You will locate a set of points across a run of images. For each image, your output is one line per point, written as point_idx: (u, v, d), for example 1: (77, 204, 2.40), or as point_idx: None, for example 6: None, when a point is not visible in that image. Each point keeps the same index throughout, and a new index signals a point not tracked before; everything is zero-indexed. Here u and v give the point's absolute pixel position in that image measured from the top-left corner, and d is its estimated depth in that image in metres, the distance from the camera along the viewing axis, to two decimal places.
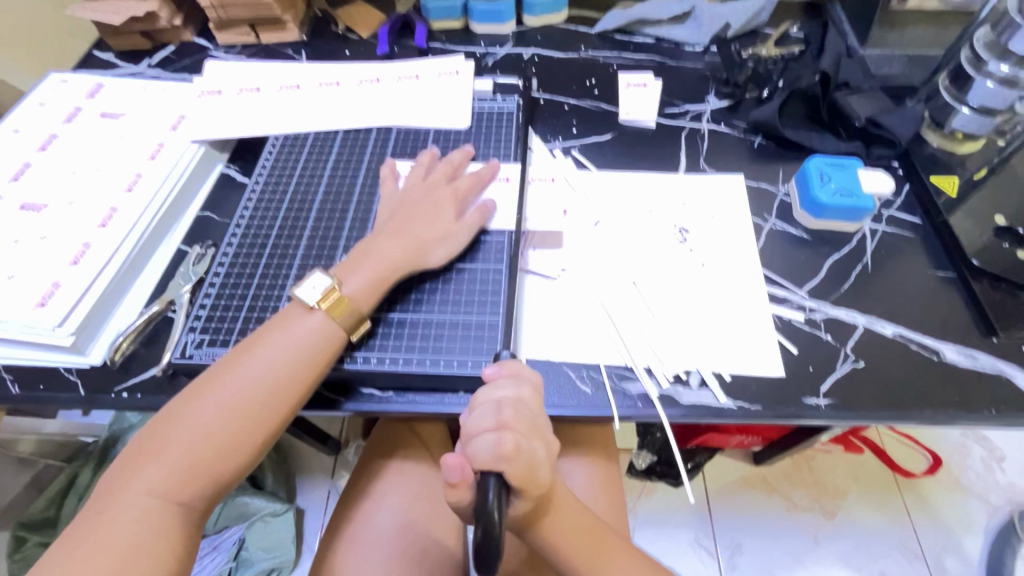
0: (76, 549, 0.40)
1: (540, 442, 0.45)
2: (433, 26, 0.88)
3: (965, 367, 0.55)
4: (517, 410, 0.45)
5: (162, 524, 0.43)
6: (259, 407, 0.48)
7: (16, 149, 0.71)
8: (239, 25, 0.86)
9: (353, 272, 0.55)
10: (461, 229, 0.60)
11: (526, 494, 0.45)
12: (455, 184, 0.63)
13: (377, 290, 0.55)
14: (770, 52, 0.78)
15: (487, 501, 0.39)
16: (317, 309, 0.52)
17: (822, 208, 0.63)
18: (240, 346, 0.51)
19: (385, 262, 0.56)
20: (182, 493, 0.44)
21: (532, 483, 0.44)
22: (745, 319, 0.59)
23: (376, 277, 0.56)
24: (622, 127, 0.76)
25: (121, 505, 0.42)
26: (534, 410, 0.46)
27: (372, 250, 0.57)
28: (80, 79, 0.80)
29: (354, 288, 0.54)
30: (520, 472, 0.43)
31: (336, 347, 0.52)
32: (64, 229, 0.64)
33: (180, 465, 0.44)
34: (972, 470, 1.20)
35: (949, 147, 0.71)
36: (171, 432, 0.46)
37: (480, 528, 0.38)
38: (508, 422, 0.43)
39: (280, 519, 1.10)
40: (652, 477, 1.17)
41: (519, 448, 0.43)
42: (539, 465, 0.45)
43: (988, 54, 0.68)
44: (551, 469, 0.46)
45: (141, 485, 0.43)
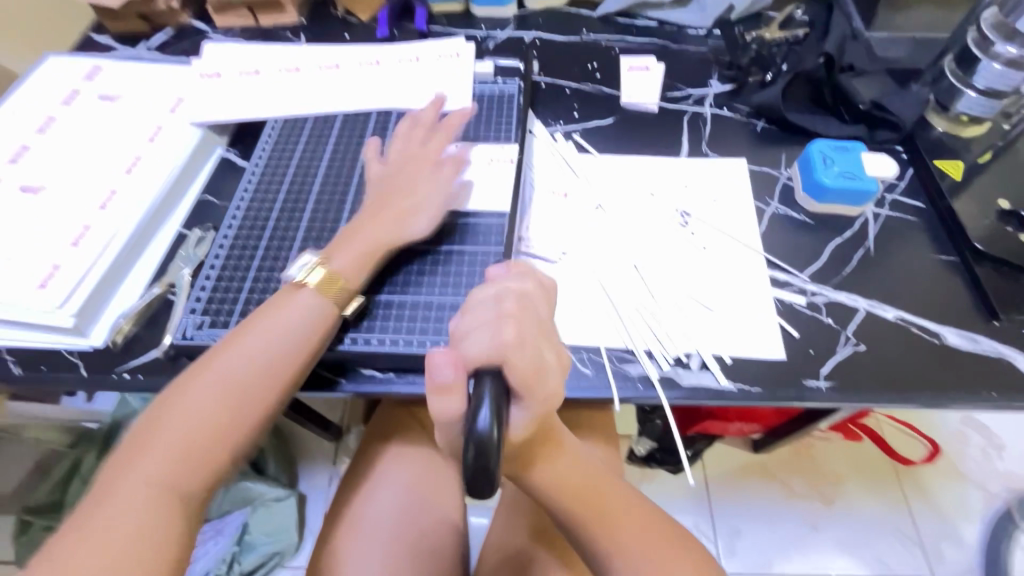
0: (79, 534, 0.41)
1: (546, 340, 0.42)
2: (433, 9, 0.87)
3: (966, 351, 0.55)
4: (518, 301, 0.42)
5: (164, 506, 0.43)
6: (255, 388, 0.48)
7: (14, 131, 0.71)
8: (237, 8, 0.85)
9: (340, 248, 0.56)
10: (448, 206, 0.60)
11: (528, 400, 0.40)
12: (441, 163, 0.63)
13: (364, 264, 0.55)
14: (773, 35, 0.78)
15: (479, 417, 0.35)
16: (305, 285, 0.53)
17: (824, 191, 0.63)
18: (230, 333, 0.51)
19: (371, 238, 0.56)
20: (183, 476, 0.44)
21: (538, 384, 0.40)
22: (745, 302, 0.59)
23: (364, 253, 0.56)
24: (624, 110, 0.75)
25: (122, 488, 0.43)
26: (540, 311, 0.43)
27: (359, 228, 0.57)
28: (77, 62, 0.79)
29: (342, 263, 0.55)
30: (523, 366, 0.39)
31: (327, 328, 0.52)
32: (63, 211, 0.64)
33: (181, 448, 0.45)
34: (970, 457, 1.20)
35: (954, 130, 0.70)
36: (167, 420, 0.46)
37: (472, 445, 0.34)
38: (509, 312, 0.41)
39: (283, 504, 1.11)
40: (652, 463, 1.18)
41: (519, 338, 0.40)
42: (545, 364, 0.41)
43: (996, 35, 0.66)
44: (559, 372, 0.42)
45: (142, 470, 0.43)
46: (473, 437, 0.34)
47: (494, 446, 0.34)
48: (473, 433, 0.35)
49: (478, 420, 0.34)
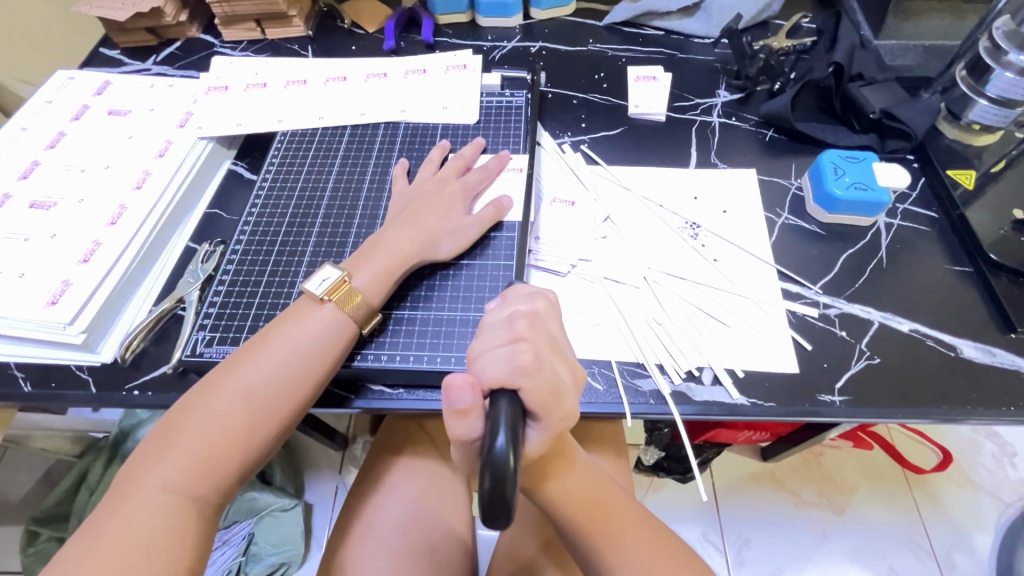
0: (92, 544, 0.40)
1: (559, 362, 0.41)
2: (439, 20, 0.87)
3: (981, 363, 0.55)
4: (531, 322, 0.41)
5: (178, 521, 0.43)
6: (272, 400, 0.48)
7: (25, 146, 0.71)
8: (245, 21, 0.85)
9: (362, 264, 0.55)
10: (470, 221, 0.60)
11: (543, 419, 0.39)
12: (465, 179, 0.63)
13: (385, 281, 0.55)
14: (781, 44, 0.78)
15: (497, 444, 0.33)
16: (327, 301, 0.52)
17: (836, 203, 0.62)
18: (252, 341, 0.51)
19: (392, 255, 0.56)
20: (197, 488, 0.44)
21: (552, 404, 0.39)
22: (756, 314, 0.58)
23: (385, 269, 0.55)
24: (632, 121, 0.75)
25: (135, 503, 0.42)
26: (550, 327, 0.43)
27: (380, 241, 0.57)
28: (87, 77, 0.80)
29: (361, 279, 0.54)
30: (539, 390, 0.38)
31: (347, 341, 0.52)
32: (73, 227, 0.64)
33: (196, 460, 0.44)
34: (983, 465, 1.19)
35: (963, 138, 0.70)
36: (184, 428, 0.45)
37: (490, 473, 0.33)
38: (523, 334, 0.40)
39: (289, 513, 1.10)
40: (660, 473, 1.17)
41: (538, 360, 0.39)
42: (559, 385, 0.40)
43: (1009, 44, 0.65)
44: (572, 394, 0.42)
45: (156, 481, 0.43)
46: (492, 464, 0.33)
47: (511, 474, 0.33)
48: (492, 458, 0.33)
49: (496, 446, 0.33)
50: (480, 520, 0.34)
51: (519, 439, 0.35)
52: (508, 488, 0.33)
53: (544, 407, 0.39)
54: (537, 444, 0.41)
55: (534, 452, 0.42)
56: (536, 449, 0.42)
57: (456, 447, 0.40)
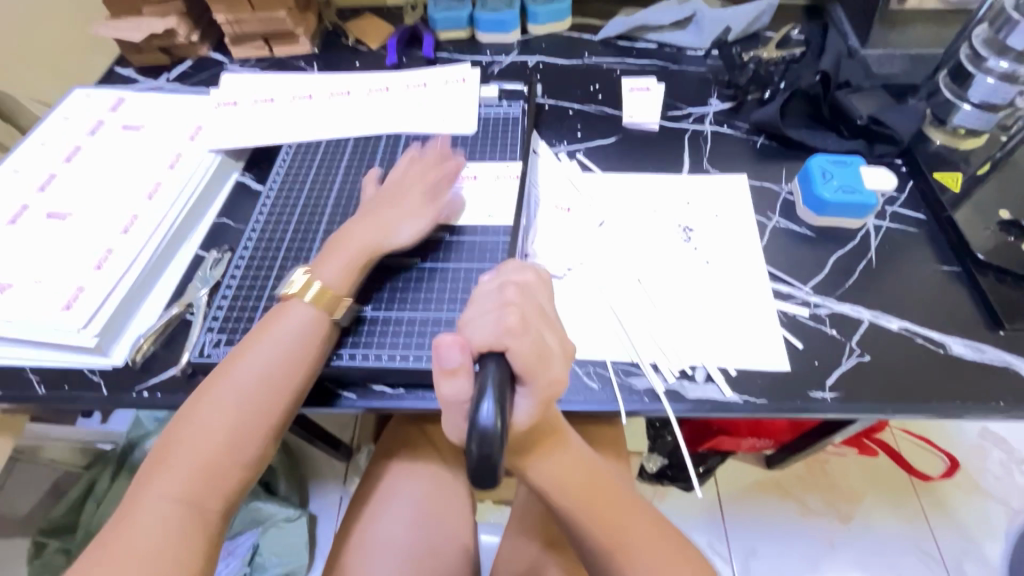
0: (104, 549, 0.42)
1: (548, 328, 0.43)
2: (440, 37, 0.90)
3: (971, 360, 0.56)
4: (520, 291, 0.44)
5: (185, 526, 0.44)
6: (259, 403, 0.49)
7: (42, 160, 0.74)
8: (253, 39, 0.89)
9: (324, 261, 0.57)
10: (421, 210, 0.62)
11: (531, 384, 0.40)
12: (413, 170, 0.66)
13: (351, 271, 0.57)
14: (771, 54, 0.80)
15: (484, 409, 0.35)
16: (290, 299, 0.55)
17: (825, 206, 0.64)
18: (231, 353, 0.52)
19: (352, 248, 0.58)
20: (201, 495, 0.45)
21: (541, 368, 0.40)
22: (749, 315, 0.60)
23: (347, 260, 0.57)
24: (626, 130, 0.77)
25: (142, 510, 0.44)
26: (539, 298, 0.45)
27: (344, 238, 0.59)
28: (102, 94, 0.83)
29: (327, 275, 0.56)
30: (526, 350, 0.40)
31: (321, 337, 0.54)
32: (87, 236, 0.67)
33: (196, 469, 0.46)
34: (990, 472, 1.18)
35: (952, 143, 0.71)
36: (180, 442, 0.47)
37: (475, 438, 0.34)
38: (511, 301, 0.42)
39: (294, 525, 1.11)
40: (664, 481, 1.17)
41: (524, 322, 0.41)
42: (547, 350, 0.41)
43: (988, 51, 0.67)
44: (563, 361, 0.43)
45: (159, 492, 0.45)
46: (478, 430, 0.34)
47: (497, 437, 0.34)
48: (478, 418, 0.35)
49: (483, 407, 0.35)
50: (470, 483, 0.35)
51: (507, 403, 0.36)
52: (496, 451, 0.34)
53: (534, 362, 0.40)
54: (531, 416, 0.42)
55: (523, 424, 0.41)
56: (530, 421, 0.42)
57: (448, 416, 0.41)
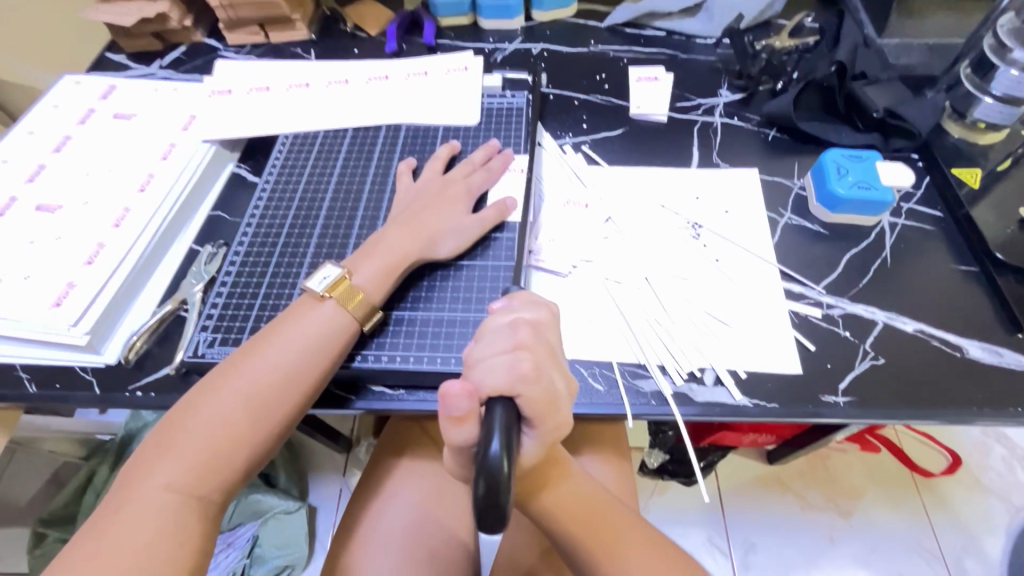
0: (94, 544, 0.41)
1: (558, 371, 0.41)
2: (441, 23, 0.87)
3: (988, 364, 0.54)
4: (533, 331, 0.41)
5: (182, 518, 0.43)
6: (270, 400, 0.48)
7: (31, 149, 0.72)
8: (249, 25, 0.86)
9: (364, 262, 0.55)
10: (472, 221, 0.60)
11: (538, 427, 0.39)
12: (469, 178, 0.64)
13: (387, 278, 0.55)
14: (784, 43, 0.76)
15: (491, 452, 0.33)
16: (328, 298, 0.53)
17: (839, 202, 0.62)
18: (254, 338, 0.51)
19: (395, 253, 0.56)
20: (200, 486, 0.44)
21: (550, 412, 0.39)
22: (760, 316, 0.58)
23: (387, 267, 0.55)
24: (633, 121, 0.75)
25: (137, 503, 0.42)
26: (550, 337, 0.42)
27: (381, 240, 0.57)
28: (93, 81, 0.81)
29: (364, 277, 0.54)
30: (538, 398, 0.38)
31: (348, 337, 0.52)
32: (78, 229, 0.65)
33: (199, 458, 0.44)
34: (993, 469, 1.17)
35: (971, 137, 0.70)
36: (186, 427, 0.46)
37: (484, 481, 0.32)
38: (525, 342, 0.40)
39: (292, 517, 1.10)
40: (665, 475, 1.16)
41: (538, 368, 0.39)
42: (557, 395, 0.40)
43: (1013, 41, 0.64)
44: (570, 403, 0.42)
45: (160, 479, 0.43)
46: (486, 471, 0.32)
47: (506, 481, 0.32)
48: (486, 462, 0.33)
49: (490, 453, 0.33)
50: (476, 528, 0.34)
51: (514, 444, 0.34)
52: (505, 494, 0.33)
53: (543, 409, 0.38)
54: (533, 452, 0.41)
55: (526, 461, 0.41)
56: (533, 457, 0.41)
57: (451, 455, 0.39)
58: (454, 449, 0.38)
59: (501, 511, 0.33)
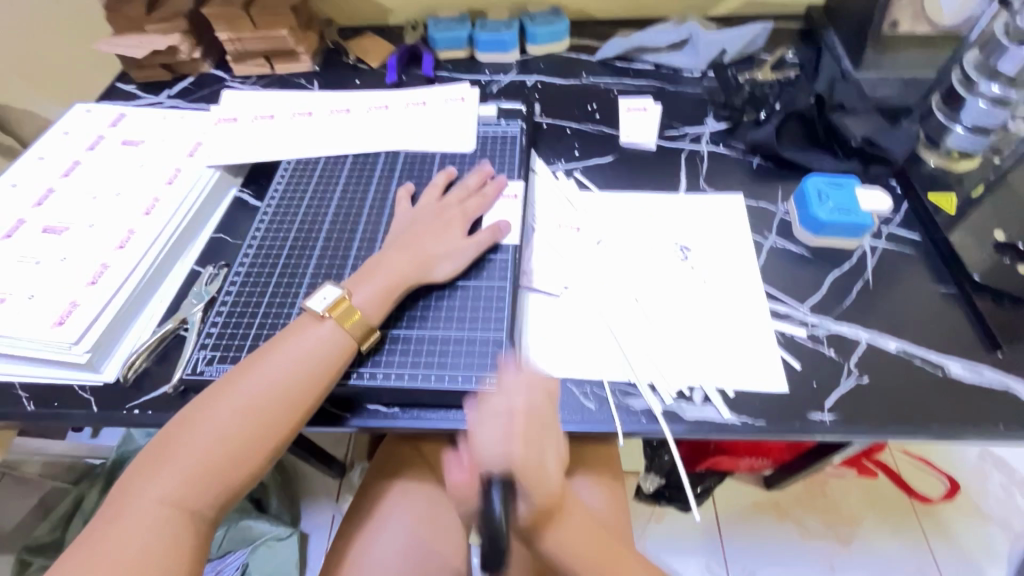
0: (85, 557, 0.41)
1: (548, 436, 0.48)
2: (439, 56, 0.92)
3: (970, 382, 0.55)
4: (528, 400, 0.49)
5: (174, 532, 0.43)
6: (266, 416, 0.49)
7: (41, 174, 0.75)
8: (255, 57, 0.90)
9: (362, 284, 0.57)
10: (468, 245, 0.62)
11: (533, 492, 0.45)
12: (465, 203, 0.66)
13: (385, 300, 0.57)
14: (766, 76, 0.82)
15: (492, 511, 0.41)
16: (327, 318, 0.54)
17: (821, 226, 0.64)
18: (253, 355, 0.52)
19: (393, 275, 0.58)
20: (194, 500, 0.45)
21: (542, 476, 0.46)
22: (747, 336, 0.59)
23: (384, 289, 0.57)
24: (623, 149, 0.78)
25: (130, 516, 0.43)
26: (542, 402, 0.50)
27: (380, 264, 0.59)
28: (103, 109, 0.84)
29: (362, 298, 0.56)
30: (531, 462, 0.45)
31: (345, 356, 0.53)
32: (83, 250, 0.66)
33: (194, 472, 0.45)
34: (992, 495, 1.17)
35: (946, 164, 0.72)
36: (181, 441, 0.46)
37: (487, 536, 0.40)
38: (519, 414, 0.47)
39: (285, 543, 1.09)
40: (661, 501, 1.16)
41: (529, 437, 0.46)
42: (546, 458, 0.47)
43: (978, 75, 0.69)
44: (559, 465, 0.49)
45: (153, 493, 0.44)
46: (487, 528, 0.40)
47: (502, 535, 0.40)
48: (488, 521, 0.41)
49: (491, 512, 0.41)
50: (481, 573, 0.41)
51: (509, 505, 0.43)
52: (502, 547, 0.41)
53: (538, 472, 0.45)
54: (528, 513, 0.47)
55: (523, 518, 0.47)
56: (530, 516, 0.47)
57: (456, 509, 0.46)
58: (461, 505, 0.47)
59: (501, 561, 0.41)
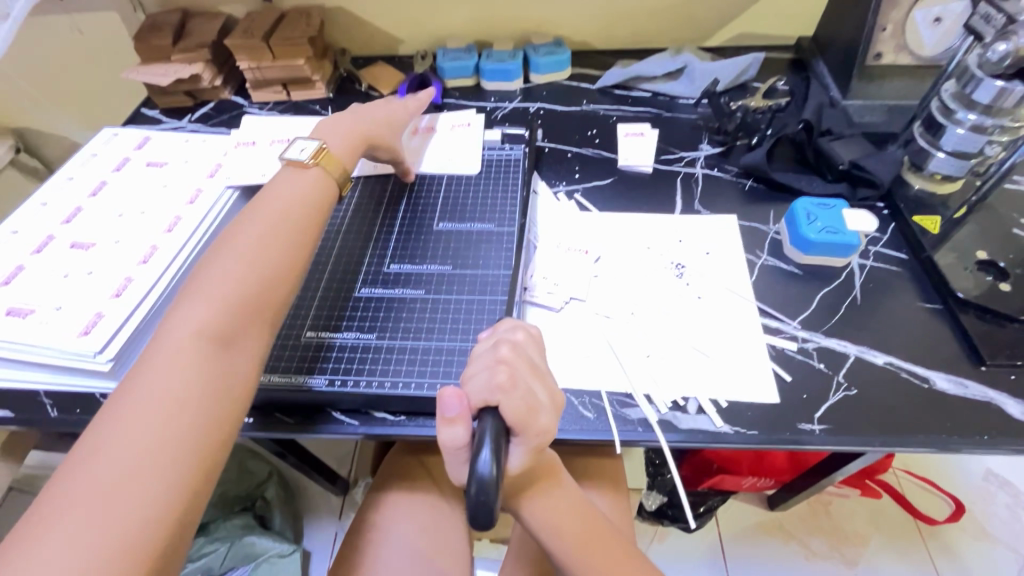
0: (96, 447, 0.41)
1: (540, 383, 0.47)
2: (447, 84, 0.96)
3: (956, 396, 0.57)
4: (513, 348, 0.48)
5: (176, 411, 0.43)
6: (257, 251, 0.55)
7: (70, 193, 0.79)
8: (273, 84, 0.95)
9: (331, 136, 0.68)
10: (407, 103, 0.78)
11: (522, 435, 0.45)
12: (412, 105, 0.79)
13: (354, 143, 0.69)
14: (758, 104, 0.85)
15: (482, 457, 0.40)
16: (312, 160, 0.64)
17: (810, 245, 0.67)
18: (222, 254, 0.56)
19: (359, 127, 0.70)
20: (192, 380, 0.46)
21: (530, 421, 0.45)
22: (740, 349, 0.62)
23: (355, 137, 0.69)
24: (621, 172, 0.82)
25: (129, 405, 0.43)
26: (530, 353, 0.49)
27: (348, 130, 0.70)
28: (129, 134, 0.89)
29: (336, 146, 0.67)
30: (516, 405, 0.44)
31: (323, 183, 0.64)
32: (109, 265, 0.70)
33: (187, 352, 0.47)
34: (997, 516, 1.16)
35: (933, 187, 0.76)
36: (171, 335, 0.48)
37: (474, 482, 0.39)
38: (505, 358, 0.46)
39: (287, 560, 1.08)
40: (663, 521, 1.15)
41: (514, 378, 0.45)
42: (537, 403, 0.45)
43: (958, 104, 0.70)
44: (552, 412, 0.47)
45: (147, 383, 0.45)
46: (476, 476, 0.39)
47: (493, 482, 0.39)
48: (477, 470, 0.39)
49: (480, 461, 0.39)
50: (471, 526, 0.40)
51: (502, 455, 0.41)
52: (492, 497, 0.39)
53: (525, 418, 0.44)
54: (521, 459, 0.46)
55: (517, 468, 0.46)
56: (521, 465, 0.47)
57: (450, 460, 0.46)
58: (448, 453, 0.45)
59: (490, 512, 0.39)
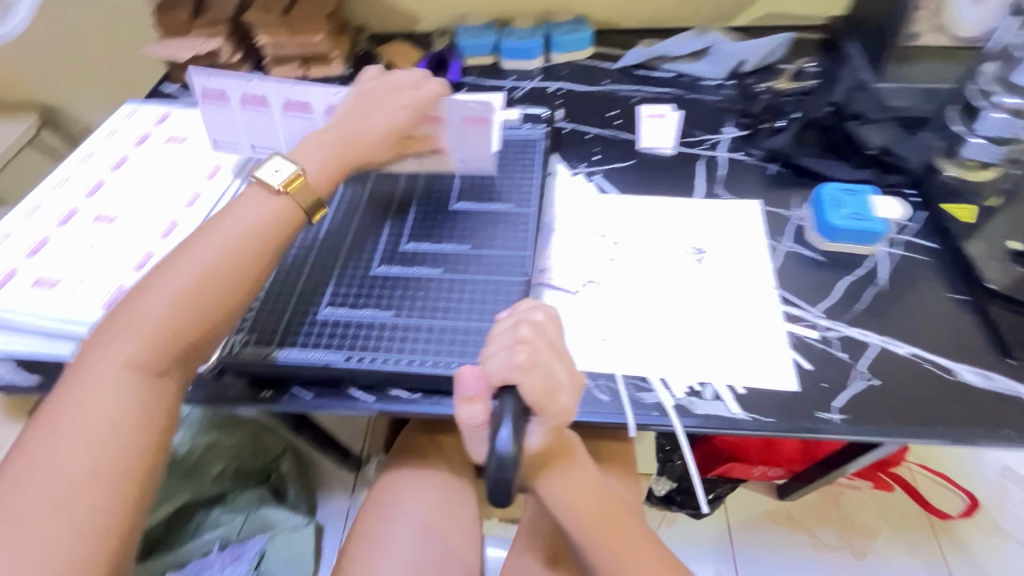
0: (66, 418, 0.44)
1: (558, 362, 0.47)
2: (466, 62, 0.95)
3: (981, 388, 0.56)
4: (533, 328, 0.47)
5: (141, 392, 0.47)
6: (240, 249, 0.54)
7: (93, 167, 0.80)
8: (290, 61, 0.94)
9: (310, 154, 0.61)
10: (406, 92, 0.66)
11: (540, 415, 0.45)
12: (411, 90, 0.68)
13: (332, 166, 0.61)
14: (786, 86, 0.83)
15: (500, 435, 0.41)
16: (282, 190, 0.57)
17: (835, 232, 0.66)
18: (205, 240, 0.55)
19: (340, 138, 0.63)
20: (156, 366, 0.48)
21: (548, 401, 0.45)
22: (759, 336, 0.61)
23: (336, 155, 0.62)
24: (642, 154, 0.80)
25: (94, 382, 0.46)
26: (549, 333, 0.48)
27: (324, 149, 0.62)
28: (150, 109, 0.89)
29: (312, 166, 0.60)
30: (535, 385, 0.44)
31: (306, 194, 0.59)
32: (131, 238, 0.71)
33: (152, 337, 0.48)
34: (1012, 513, 1.15)
35: (964, 174, 0.73)
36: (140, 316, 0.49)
37: (494, 459, 0.41)
38: (524, 337, 0.46)
39: (299, 533, 1.12)
40: (672, 506, 1.14)
41: (534, 357, 0.45)
42: (556, 384, 0.46)
43: (999, 88, 0.73)
44: (571, 392, 0.47)
45: (110, 363, 0.47)
46: (496, 452, 0.41)
47: (509, 458, 0.41)
48: (496, 447, 0.41)
49: (499, 438, 0.41)
50: (491, 501, 0.42)
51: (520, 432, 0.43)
52: (509, 474, 0.41)
53: (542, 398, 0.45)
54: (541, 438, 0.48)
55: (537, 445, 0.48)
56: (541, 442, 0.48)
57: (473, 436, 0.48)
58: (471, 428, 0.47)
59: (507, 489, 0.41)
